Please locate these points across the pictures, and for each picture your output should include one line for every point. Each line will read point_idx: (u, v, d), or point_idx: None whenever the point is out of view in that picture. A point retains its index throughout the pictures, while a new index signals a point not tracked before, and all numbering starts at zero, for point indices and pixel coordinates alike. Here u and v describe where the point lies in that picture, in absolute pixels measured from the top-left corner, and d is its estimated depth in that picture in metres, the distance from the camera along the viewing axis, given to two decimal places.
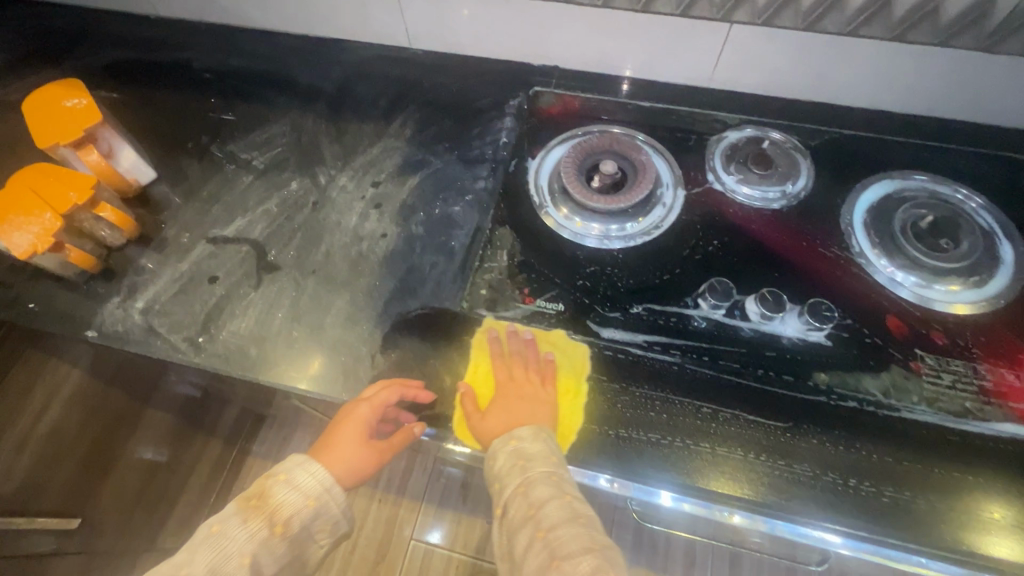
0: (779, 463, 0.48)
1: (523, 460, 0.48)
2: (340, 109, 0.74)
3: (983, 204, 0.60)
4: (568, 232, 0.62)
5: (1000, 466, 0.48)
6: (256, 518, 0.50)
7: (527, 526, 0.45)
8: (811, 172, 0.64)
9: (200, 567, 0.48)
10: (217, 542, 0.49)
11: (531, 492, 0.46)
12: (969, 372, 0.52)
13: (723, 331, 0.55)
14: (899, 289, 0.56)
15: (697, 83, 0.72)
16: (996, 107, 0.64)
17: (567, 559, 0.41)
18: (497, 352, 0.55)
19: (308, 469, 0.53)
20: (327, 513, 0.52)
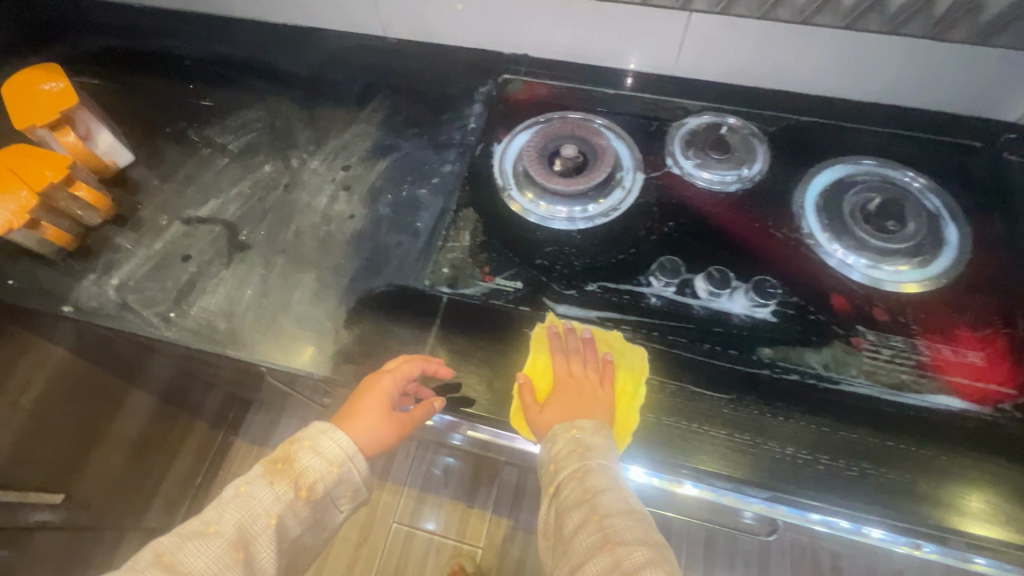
0: (750, 439, 0.50)
1: (581, 448, 0.49)
2: (314, 95, 0.76)
3: (932, 188, 0.62)
4: (534, 216, 0.64)
5: (956, 439, 0.50)
6: (283, 480, 0.49)
7: (582, 508, 0.45)
8: (767, 157, 0.66)
9: (230, 526, 0.46)
10: (247, 502, 0.48)
11: (588, 479, 0.46)
12: (909, 347, 0.54)
13: (674, 308, 0.57)
14: (851, 271, 0.58)
15: (662, 70, 0.73)
16: (947, 92, 0.66)
17: (621, 544, 0.42)
18: (557, 346, 0.55)
19: (334, 437, 0.51)
20: (349, 480, 0.51)
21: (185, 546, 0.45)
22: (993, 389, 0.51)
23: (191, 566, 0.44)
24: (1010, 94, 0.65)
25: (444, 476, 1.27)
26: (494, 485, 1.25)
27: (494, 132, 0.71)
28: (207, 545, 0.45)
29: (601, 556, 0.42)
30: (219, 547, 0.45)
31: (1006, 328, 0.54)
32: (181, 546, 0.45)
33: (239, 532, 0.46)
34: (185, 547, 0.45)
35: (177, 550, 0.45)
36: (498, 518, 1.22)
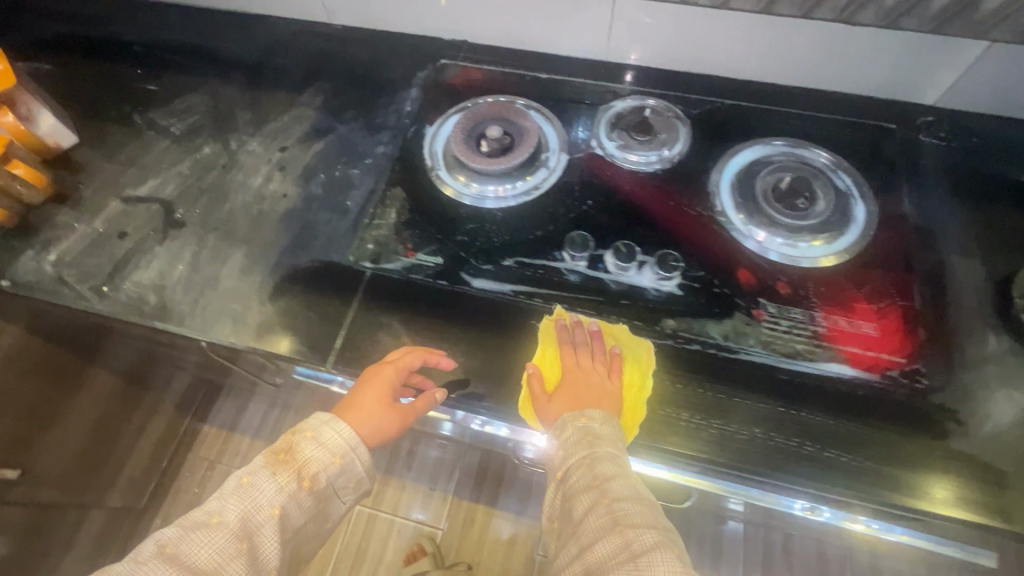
0: (716, 423, 0.52)
1: (590, 437, 0.50)
2: (258, 80, 0.78)
3: (844, 167, 0.64)
4: (467, 198, 0.65)
5: (913, 419, 0.51)
6: (285, 471, 0.50)
7: (592, 493, 0.46)
8: (688, 138, 0.68)
9: (232, 517, 0.48)
10: (248, 493, 0.49)
11: (597, 465, 0.47)
12: (807, 319, 0.56)
13: (585, 281, 0.59)
14: (768, 251, 0.60)
15: (596, 55, 0.75)
16: (864, 74, 0.68)
17: (631, 527, 0.43)
18: (566, 339, 0.55)
19: (335, 427, 0.53)
20: (351, 471, 0.54)
21: (187, 538, 0.47)
22: (885, 358, 0.53)
23: (193, 557, 0.46)
24: (925, 75, 0.66)
25: (408, 458, 1.28)
26: (456, 469, 1.27)
27: (428, 115, 0.73)
28: (210, 536, 0.47)
29: (611, 538, 0.43)
30: (221, 538, 0.47)
31: (903, 301, 0.56)
32: (183, 538, 0.47)
33: (242, 522, 0.48)
34: (188, 539, 0.47)
35: (179, 542, 0.47)
36: (461, 500, 1.24)
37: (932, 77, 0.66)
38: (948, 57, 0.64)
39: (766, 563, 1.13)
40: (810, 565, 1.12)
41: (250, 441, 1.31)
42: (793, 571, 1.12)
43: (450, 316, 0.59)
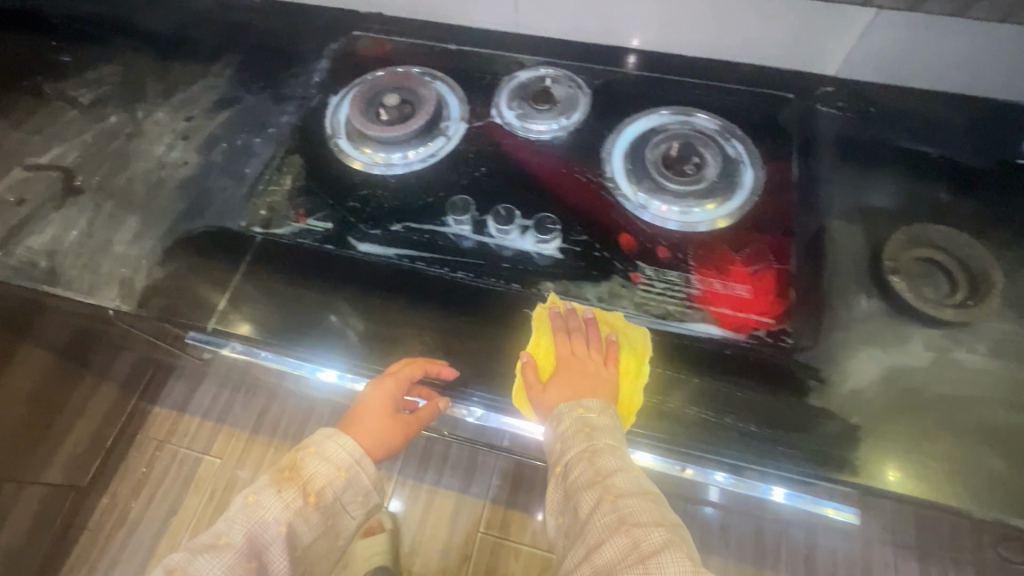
0: (660, 401, 0.52)
1: (587, 428, 0.49)
2: (172, 52, 0.78)
3: (737, 135, 0.64)
4: (380, 168, 0.65)
5: (871, 397, 0.51)
6: (290, 488, 0.52)
7: (595, 489, 0.46)
8: (587, 107, 0.68)
9: (239, 537, 0.50)
10: (254, 512, 0.51)
11: (595, 461, 0.47)
12: (682, 281, 0.56)
13: (468, 245, 0.59)
14: (667, 222, 0.60)
15: (506, 27, 0.75)
16: (764, 44, 0.68)
17: (637, 526, 0.43)
18: (560, 327, 0.54)
19: (338, 441, 0.55)
20: (357, 484, 0.55)
21: (195, 559, 0.49)
22: (754, 318, 0.54)
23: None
24: (822, 46, 0.67)
25: None
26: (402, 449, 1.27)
27: (335, 85, 0.73)
28: (218, 556, 0.50)
29: (617, 538, 0.43)
30: (231, 558, 0.50)
31: (779, 264, 0.57)
32: (192, 560, 0.49)
33: (250, 542, 0.50)
34: (196, 561, 0.49)
35: (189, 563, 0.49)
36: (405, 479, 1.23)
37: (830, 48, 0.67)
38: (841, 27, 0.64)
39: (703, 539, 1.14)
40: (745, 540, 1.13)
41: (200, 421, 1.32)
42: (729, 547, 1.13)
43: (335, 280, 0.59)
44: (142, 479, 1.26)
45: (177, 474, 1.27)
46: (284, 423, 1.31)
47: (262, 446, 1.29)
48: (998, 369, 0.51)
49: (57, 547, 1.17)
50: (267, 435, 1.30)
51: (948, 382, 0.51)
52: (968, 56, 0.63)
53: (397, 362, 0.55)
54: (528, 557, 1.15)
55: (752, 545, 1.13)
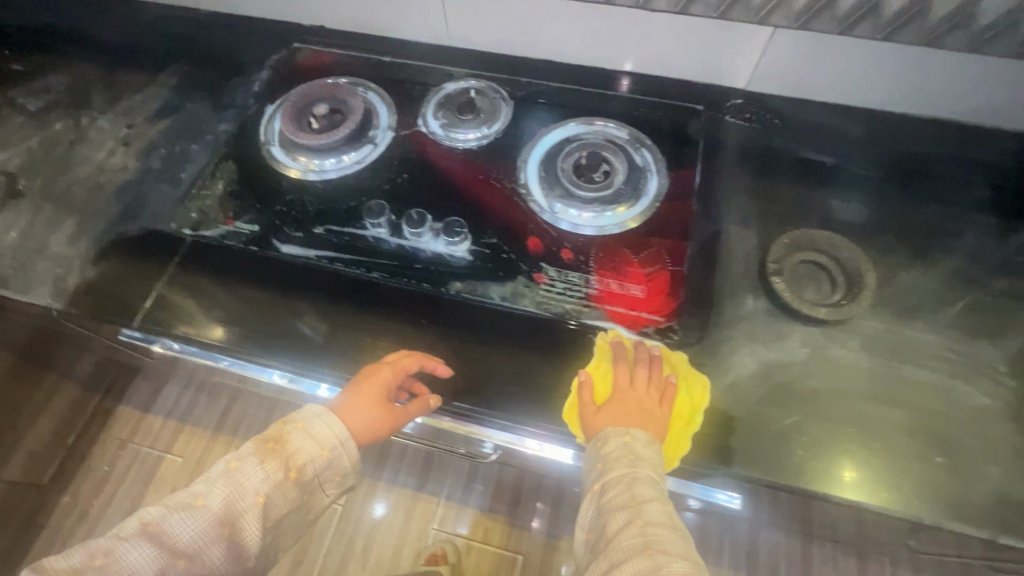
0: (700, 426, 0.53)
1: (631, 455, 0.50)
2: (120, 62, 0.81)
3: (646, 144, 0.68)
4: (313, 174, 0.69)
5: (779, 398, 0.54)
6: (272, 461, 0.51)
7: (625, 510, 0.46)
8: (509, 117, 0.72)
9: (217, 501, 0.49)
10: (235, 478, 0.50)
11: (632, 487, 0.48)
12: (582, 282, 0.60)
13: (384, 247, 0.63)
14: (582, 228, 0.63)
15: (441, 41, 0.79)
16: (677, 59, 0.73)
17: (661, 552, 0.44)
18: (623, 356, 0.55)
19: (325, 421, 0.54)
20: (338, 465, 0.54)
21: (171, 517, 0.48)
22: (645, 316, 0.58)
23: (177, 537, 0.47)
24: (729, 62, 0.71)
25: None
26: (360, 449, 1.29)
27: (272, 95, 0.76)
28: (194, 517, 0.48)
29: (640, 560, 0.43)
30: (205, 521, 0.48)
31: (674, 265, 0.60)
32: (167, 517, 0.48)
33: (227, 507, 0.49)
34: (171, 518, 0.48)
35: (162, 520, 0.48)
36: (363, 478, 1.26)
37: (736, 63, 0.71)
38: (744, 44, 0.68)
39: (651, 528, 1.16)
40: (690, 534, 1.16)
41: (163, 420, 1.34)
42: None
43: (257, 279, 0.63)
44: (103, 477, 1.29)
45: (137, 473, 1.29)
46: (245, 423, 1.33)
47: (223, 445, 1.31)
48: (869, 363, 0.55)
49: (14, 543, 1.18)
50: (229, 434, 1.32)
51: (823, 376, 0.55)
52: (861, 72, 0.67)
53: (310, 356, 0.59)
54: (481, 553, 1.18)
55: (697, 539, 1.15)
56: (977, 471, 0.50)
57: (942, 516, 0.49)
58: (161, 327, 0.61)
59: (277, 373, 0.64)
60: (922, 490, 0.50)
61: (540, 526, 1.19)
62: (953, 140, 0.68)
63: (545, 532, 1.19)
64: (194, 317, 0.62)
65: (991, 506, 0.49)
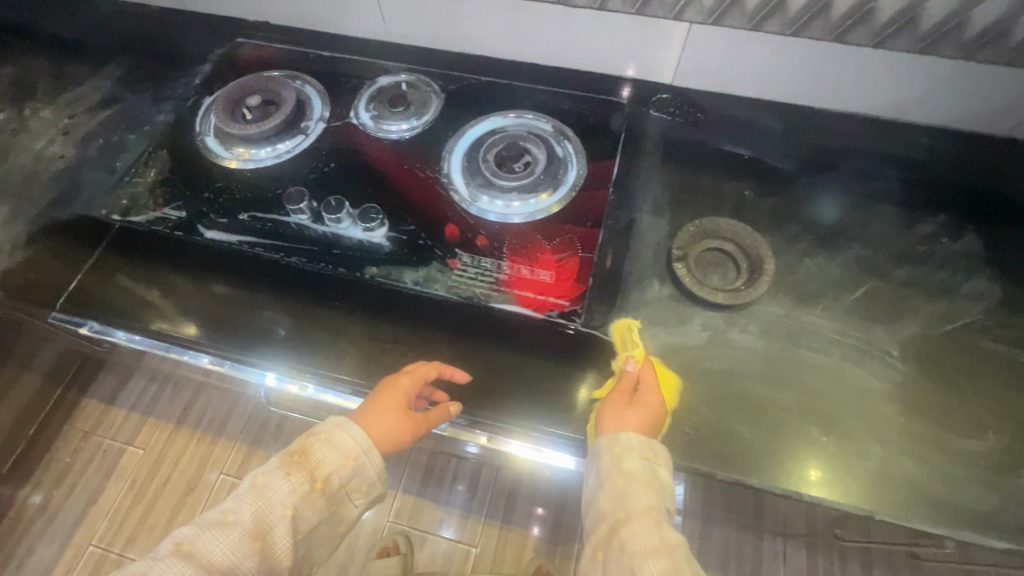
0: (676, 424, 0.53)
1: (654, 482, 0.48)
2: (67, 55, 0.83)
3: (569, 136, 0.70)
4: (247, 163, 0.70)
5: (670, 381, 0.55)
6: (297, 473, 0.50)
7: (658, 559, 0.44)
8: (438, 110, 0.74)
9: (246, 515, 0.48)
10: (263, 493, 0.49)
11: (661, 530, 0.46)
12: (494, 268, 0.61)
13: (304, 233, 0.64)
14: (510, 217, 0.65)
15: (380, 37, 0.81)
16: (603, 55, 0.74)
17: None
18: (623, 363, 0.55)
19: (347, 430, 0.53)
20: (364, 474, 0.52)
21: (204, 535, 0.47)
22: (552, 300, 0.58)
23: (210, 555, 0.46)
24: (652, 57, 0.73)
25: (275, 431, 1.31)
26: None
27: (211, 87, 0.78)
28: (225, 533, 0.47)
29: None
30: (235, 536, 0.47)
31: (584, 252, 0.61)
32: (200, 535, 0.47)
33: (256, 521, 0.48)
34: (204, 537, 0.47)
35: (195, 540, 0.46)
36: None
37: (659, 59, 0.73)
38: (664, 40, 0.70)
39: None
40: None
41: (126, 413, 1.35)
42: None
43: (184, 267, 0.66)
44: (63, 470, 1.29)
45: (98, 465, 1.29)
46: (208, 415, 1.34)
47: (184, 437, 1.31)
48: (765, 347, 0.57)
49: None
50: (191, 427, 1.33)
51: (719, 359, 0.56)
52: (777, 68, 0.69)
53: (230, 339, 0.62)
54: (436, 544, 1.16)
55: None
56: (863, 449, 0.52)
57: (824, 494, 0.50)
58: (124, 319, 0.63)
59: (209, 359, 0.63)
60: (808, 467, 0.51)
61: (495, 519, 1.17)
62: (868, 133, 0.70)
63: (499, 525, 1.17)
64: (163, 311, 0.63)
65: (875, 482, 0.50)
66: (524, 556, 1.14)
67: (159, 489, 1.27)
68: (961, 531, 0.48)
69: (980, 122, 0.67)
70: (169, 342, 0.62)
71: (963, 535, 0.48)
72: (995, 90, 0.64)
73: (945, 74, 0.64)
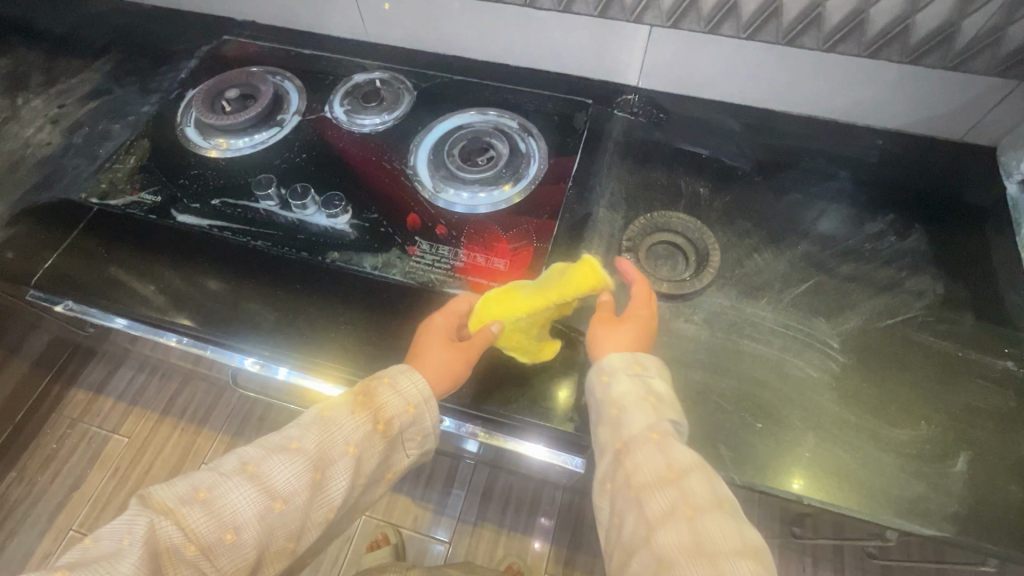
0: None
1: (652, 398, 0.48)
2: (61, 49, 0.87)
3: (532, 133, 0.72)
4: (223, 152, 0.73)
5: None
6: (362, 412, 0.48)
7: (671, 494, 0.41)
8: (409, 105, 0.76)
9: (312, 446, 0.46)
10: (328, 426, 0.47)
11: (666, 452, 0.43)
12: (450, 255, 0.63)
13: (271, 219, 0.67)
14: (476, 207, 0.67)
15: (358, 37, 0.85)
16: (569, 57, 0.77)
17: (722, 556, 0.37)
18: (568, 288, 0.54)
19: (411, 377, 0.51)
20: (421, 423, 0.51)
21: (270, 459, 0.45)
22: (503, 287, 0.60)
23: (274, 480, 0.44)
24: (616, 60, 0.75)
25: (256, 424, 1.32)
26: None
27: (194, 81, 0.82)
28: (291, 460, 0.45)
29: (677, 521, 0.40)
30: (300, 465, 0.45)
31: (539, 243, 0.63)
32: (266, 458, 0.44)
33: (320, 453, 0.46)
34: (270, 460, 0.44)
35: (263, 462, 0.44)
36: None
37: (623, 61, 0.75)
38: (626, 43, 0.73)
39: (578, 526, 1.14)
40: None
41: (113, 402, 1.37)
42: None
43: (155, 247, 0.68)
44: (50, 456, 1.31)
45: (85, 451, 1.31)
46: (193, 406, 1.36)
47: (169, 427, 1.33)
48: (708, 336, 0.59)
49: None
50: (176, 417, 1.35)
51: (662, 347, 0.58)
52: (735, 71, 0.71)
53: (188, 316, 0.63)
54: (407, 540, 1.15)
55: None
56: (795, 436, 0.53)
57: (755, 477, 0.51)
58: (105, 300, 0.65)
59: (182, 339, 0.65)
60: (739, 452, 0.52)
61: (467, 516, 1.16)
62: (824, 136, 0.72)
63: (471, 523, 1.16)
64: (154, 301, 0.64)
65: (806, 466, 0.51)
66: (495, 556, 1.12)
67: (141, 477, 1.28)
68: (891, 517, 0.49)
69: (928, 127, 0.70)
70: (146, 324, 0.64)
71: (891, 521, 0.49)
72: (943, 94, 0.66)
73: (895, 77, 0.66)
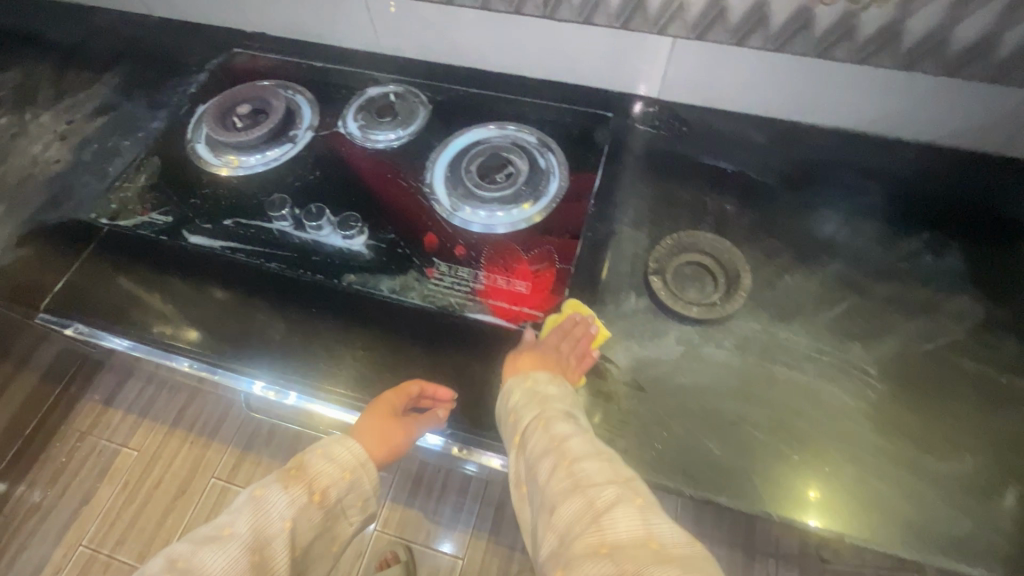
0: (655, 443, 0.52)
1: (539, 395, 0.50)
2: (70, 62, 0.86)
3: (551, 148, 0.70)
4: (236, 170, 0.71)
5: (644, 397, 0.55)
6: (295, 485, 0.48)
7: (551, 455, 0.45)
8: (424, 120, 0.75)
9: (245, 528, 0.45)
10: (260, 505, 0.46)
11: (548, 430, 0.47)
12: (470, 277, 0.61)
13: (286, 240, 0.65)
14: (495, 227, 0.65)
15: (371, 48, 0.82)
16: (589, 69, 0.75)
17: (593, 486, 0.41)
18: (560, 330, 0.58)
19: (347, 444, 0.52)
20: (360, 486, 0.51)
21: (200, 551, 0.43)
22: (526, 311, 0.59)
23: (209, 571, 0.42)
24: (637, 71, 0.73)
25: (266, 436, 1.31)
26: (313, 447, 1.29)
27: (205, 96, 0.80)
28: (222, 547, 0.43)
29: (570, 492, 0.42)
30: (235, 550, 0.43)
31: (562, 264, 0.62)
32: (195, 551, 0.43)
33: (254, 534, 0.45)
34: (201, 551, 0.43)
35: (192, 555, 0.43)
36: None
37: (645, 72, 0.73)
38: (649, 55, 0.70)
39: None
40: None
41: (122, 414, 1.36)
42: None
43: (167, 267, 0.66)
44: (59, 469, 1.30)
45: (94, 464, 1.30)
46: (202, 418, 1.34)
47: (178, 439, 1.32)
48: (739, 362, 0.56)
49: None
50: (185, 429, 1.33)
51: (692, 373, 0.56)
52: (762, 83, 0.69)
53: (200, 338, 0.61)
54: (418, 555, 1.13)
55: None
56: (835, 469, 0.50)
57: (792, 514, 0.49)
58: (115, 323, 0.63)
59: (193, 363, 0.62)
60: (777, 487, 0.50)
61: (481, 531, 1.14)
62: (853, 150, 0.70)
63: (484, 538, 1.14)
64: (167, 318, 0.63)
65: (846, 504, 0.49)
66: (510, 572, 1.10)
67: (150, 491, 1.27)
68: (938, 557, 0.46)
69: (963, 140, 0.67)
70: (155, 346, 0.62)
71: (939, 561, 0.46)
72: (980, 106, 0.63)
73: (930, 89, 0.63)
